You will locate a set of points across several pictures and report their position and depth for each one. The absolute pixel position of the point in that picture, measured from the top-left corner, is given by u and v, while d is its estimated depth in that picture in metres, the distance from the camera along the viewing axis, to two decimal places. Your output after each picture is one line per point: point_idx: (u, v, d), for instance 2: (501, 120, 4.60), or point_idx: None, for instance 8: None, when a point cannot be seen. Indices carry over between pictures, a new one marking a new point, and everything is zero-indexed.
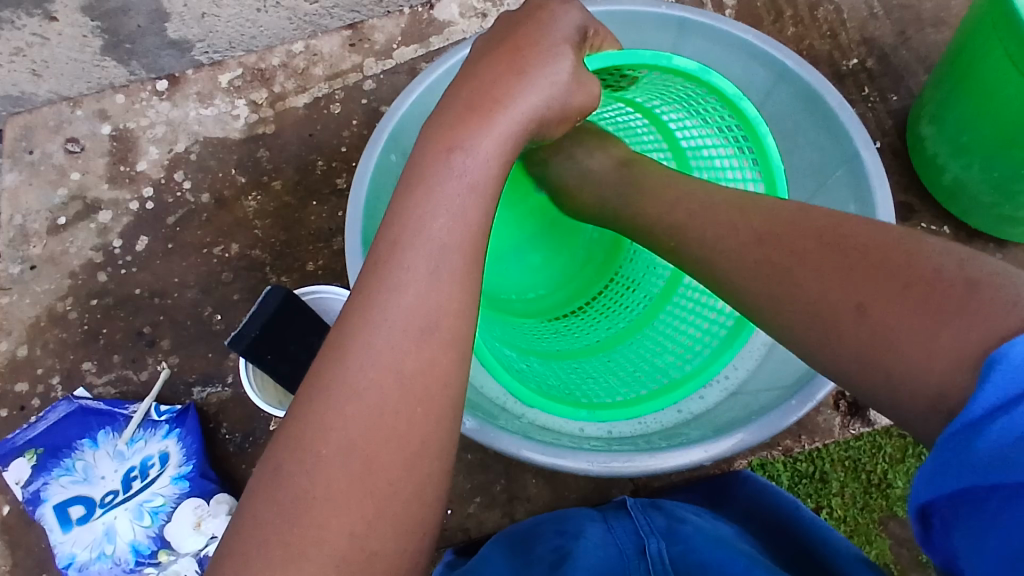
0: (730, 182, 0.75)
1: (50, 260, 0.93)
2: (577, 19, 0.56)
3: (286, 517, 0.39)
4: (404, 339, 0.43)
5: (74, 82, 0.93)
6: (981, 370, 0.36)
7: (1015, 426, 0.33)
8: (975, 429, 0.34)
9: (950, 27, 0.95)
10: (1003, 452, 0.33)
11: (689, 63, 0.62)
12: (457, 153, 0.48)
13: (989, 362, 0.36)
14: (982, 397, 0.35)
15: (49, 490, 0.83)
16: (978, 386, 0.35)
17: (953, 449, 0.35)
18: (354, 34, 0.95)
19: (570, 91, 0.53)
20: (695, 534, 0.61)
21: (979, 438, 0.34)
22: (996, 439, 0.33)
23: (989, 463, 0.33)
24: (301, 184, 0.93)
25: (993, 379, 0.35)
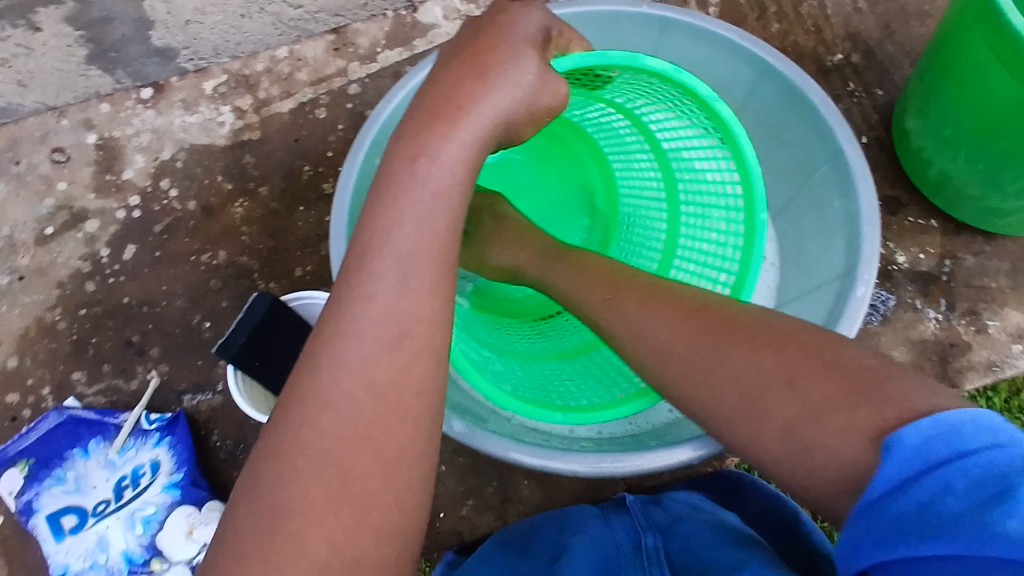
0: (709, 182, 0.75)
1: (38, 270, 0.93)
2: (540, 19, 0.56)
3: (272, 527, 0.40)
4: (389, 351, 0.43)
5: (59, 92, 0.93)
6: (880, 448, 0.42)
7: (911, 503, 0.39)
8: (880, 501, 0.40)
9: (931, 20, 0.95)
10: (906, 524, 0.39)
11: (662, 63, 0.62)
12: (422, 161, 0.48)
13: (887, 444, 0.42)
14: (887, 472, 0.41)
15: (41, 501, 0.83)
16: (880, 463, 0.42)
17: (868, 518, 0.41)
18: (338, 38, 0.96)
19: (536, 91, 0.53)
20: (694, 532, 0.62)
21: (884, 513, 0.40)
22: (895, 513, 0.40)
23: (893, 535, 0.39)
24: (287, 191, 0.93)
25: (890, 459, 0.41)
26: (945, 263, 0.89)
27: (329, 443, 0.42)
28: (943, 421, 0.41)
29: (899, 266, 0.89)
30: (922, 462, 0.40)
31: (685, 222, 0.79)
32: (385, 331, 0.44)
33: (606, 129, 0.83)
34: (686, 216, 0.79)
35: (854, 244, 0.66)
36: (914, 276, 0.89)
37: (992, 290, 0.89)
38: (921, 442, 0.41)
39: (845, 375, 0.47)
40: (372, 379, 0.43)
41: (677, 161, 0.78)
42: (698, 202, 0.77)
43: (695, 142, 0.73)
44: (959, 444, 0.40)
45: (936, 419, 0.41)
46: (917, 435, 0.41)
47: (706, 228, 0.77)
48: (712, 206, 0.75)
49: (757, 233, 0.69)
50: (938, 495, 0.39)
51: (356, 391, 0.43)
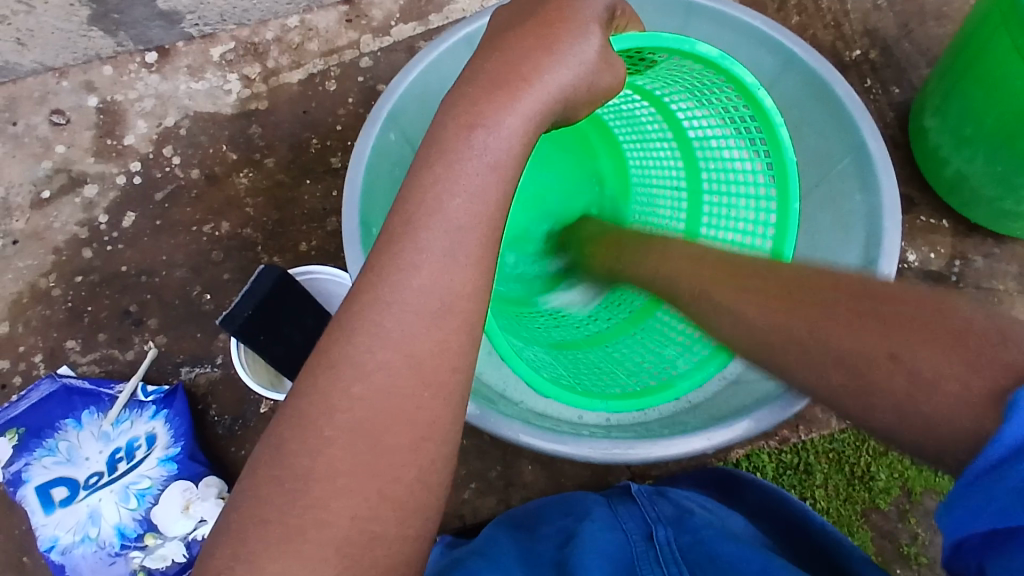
0: (741, 181, 0.73)
1: (33, 235, 0.90)
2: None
3: (292, 502, 0.39)
4: (403, 327, 0.42)
5: (59, 53, 0.90)
6: (1005, 407, 0.35)
7: None
8: (996, 471, 0.33)
9: (954, 19, 0.94)
10: None
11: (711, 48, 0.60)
12: (479, 130, 0.47)
13: (1015, 399, 0.35)
14: (1011, 429, 0.34)
15: (31, 471, 0.81)
16: (1007, 422, 0.34)
17: (982, 488, 0.33)
18: (351, 9, 0.93)
19: (597, 71, 0.51)
20: (706, 522, 0.60)
21: (1002, 479, 0.33)
22: (1019, 481, 0.32)
23: (1012, 502, 0.32)
24: (295, 163, 0.90)
25: (1019, 413, 0.34)
26: (954, 264, 0.89)
27: (347, 415, 0.40)
28: None
29: (910, 265, 0.89)
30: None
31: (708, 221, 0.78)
32: (409, 304, 0.43)
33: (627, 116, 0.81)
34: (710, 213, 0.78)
35: (874, 239, 0.65)
36: (924, 276, 0.89)
37: (1001, 293, 0.88)
38: None
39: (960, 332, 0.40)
40: (401, 350, 0.41)
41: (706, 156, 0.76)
42: (725, 201, 0.76)
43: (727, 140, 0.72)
44: None
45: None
46: None
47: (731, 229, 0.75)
48: (740, 206, 0.74)
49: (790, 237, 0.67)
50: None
51: (384, 360, 0.41)
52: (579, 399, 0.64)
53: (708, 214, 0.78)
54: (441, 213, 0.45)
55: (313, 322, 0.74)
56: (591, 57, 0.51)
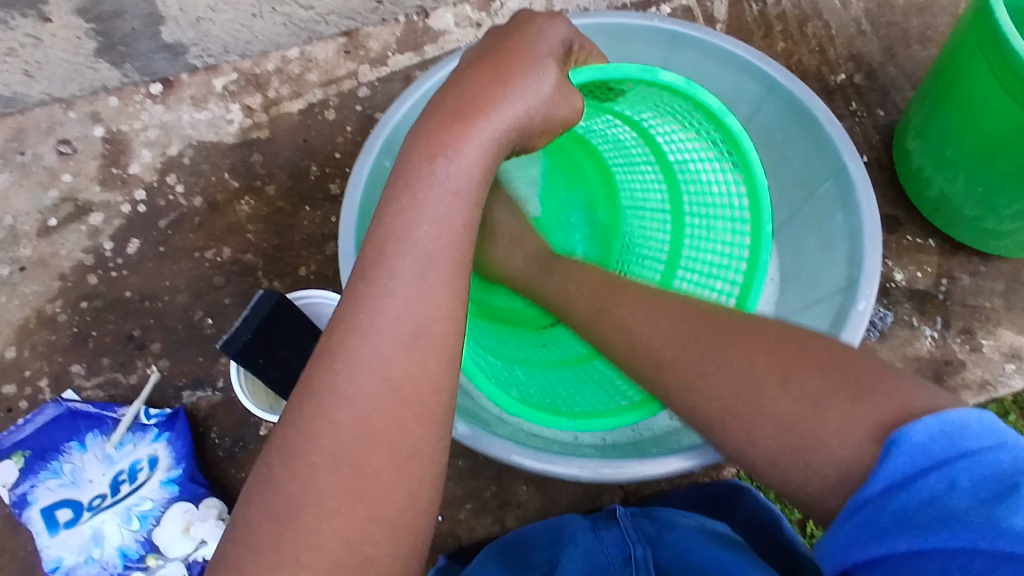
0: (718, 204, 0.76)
1: (39, 261, 0.92)
2: (563, 32, 0.58)
3: (283, 522, 0.41)
4: (388, 353, 0.44)
5: (65, 84, 0.93)
6: (885, 447, 0.42)
7: (913, 501, 0.39)
8: (881, 498, 0.40)
9: (936, 43, 0.97)
10: (910, 521, 0.38)
11: (674, 77, 0.62)
12: (439, 161, 0.49)
13: (890, 442, 0.42)
14: (889, 467, 0.41)
15: (36, 493, 0.83)
16: (884, 460, 0.41)
17: (866, 515, 0.40)
18: (349, 41, 0.96)
19: (553, 104, 0.54)
20: (683, 542, 0.61)
21: (885, 509, 0.40)
22: (895, 510, 0.39)
23: (888, 530, 0.39)
24: (294, 190, 0.93)
25: (896, 455, 0.41)
26: (942, 282, 0.90)
27: (334, 439, 0.42)
28: (953, 419, 0.40)
29: (897, 283, 0.90)
30: (932, 456, 0.40)
31: (690, 241, 0.81)
32: (399, 330, 0.45)
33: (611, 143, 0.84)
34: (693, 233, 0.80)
35: (856, 259, 0.66)
36: (912, 294, 0.90)
37: (988, 310, 0.90)
38: (928, 439, 0.40)
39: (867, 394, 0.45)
40: (394, 376, 0.44)
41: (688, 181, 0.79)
42: (706, 220, 0.79)
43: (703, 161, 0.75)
44: (962, 444, 0.39)
45: (950, 417, 0.41)
46: (923, 431, 0.41)
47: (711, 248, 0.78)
48: (719, 225, 0.77)
49: (762, 253, 0.70)
50: (937, 495, 0.39)
51: (377, 386, 0.43)
52: (545, 417, 0.68)
53: (691, 240, 0.81)
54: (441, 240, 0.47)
55: (310, 345, 0.75)
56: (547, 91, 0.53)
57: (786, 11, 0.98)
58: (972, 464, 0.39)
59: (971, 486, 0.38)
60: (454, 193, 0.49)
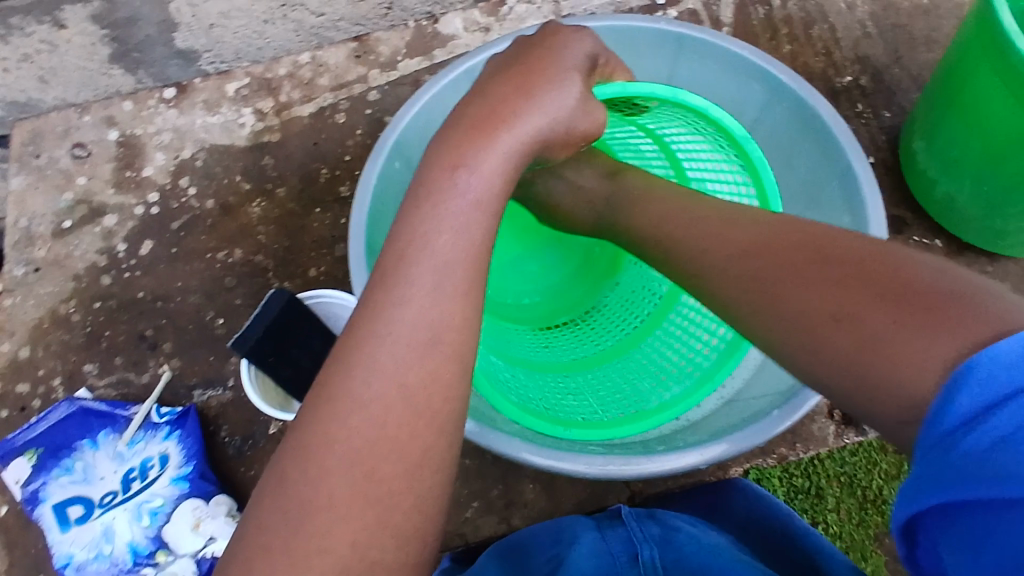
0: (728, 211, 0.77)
1: (54, 263, 0.94)
2: (589, 47, 0.60)
3: (294, 511, 0.41)
4: (398, 344, 0.45)
5: (81, 89, 0.95)
6: (952, 378, 0.38)
7: (984, 440, 0.35)
8: (945, 441, 0.36)
9: (943, 47, 0.97)
10: (977, 464, 0.35)
11: (688, 94, 0.68)
12: (460, 170, 0.50)
13: (963, 370, 0.37)
14: (961, 399, 0.37)
15: (48, 490, 0.83)
16: (954, 391, 0.37)
17: (932, 460, 0.36)
18: (360, 46, 0.97)
19: (575, 116, 0.56)
20: (690, 544, 0.62)
21: (953, 451, 0.36)
22: (970, 449, 0.35)
23: (965, 476, 0.35)
24: (304, 193, 0.94)
25: (967, 386, 0.37)
26: None
27: (343, 431, 0.43)
28: None
29: None
30: (1007, 384, 0.35)
31: None
32: (407, 322, 0.46)
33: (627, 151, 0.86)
34: None
35: None
36: None
37: None
38: (1008, 364, 0.36)
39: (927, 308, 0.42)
40: (403, 368, 0.44)
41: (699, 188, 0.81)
42: None
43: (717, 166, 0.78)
44: None
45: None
46: (998, 355, 0.36)
47: None
48: None
49: None
50: (1016, 430, 0.34)
51: (386, 378, 0.44)
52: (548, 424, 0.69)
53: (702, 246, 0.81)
54: (449, 235, 0.48)
55: (320, 344, 0.75)
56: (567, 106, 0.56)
57: (792, 15, 0.98)
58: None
59: None
60: (462, 192, 0.50)
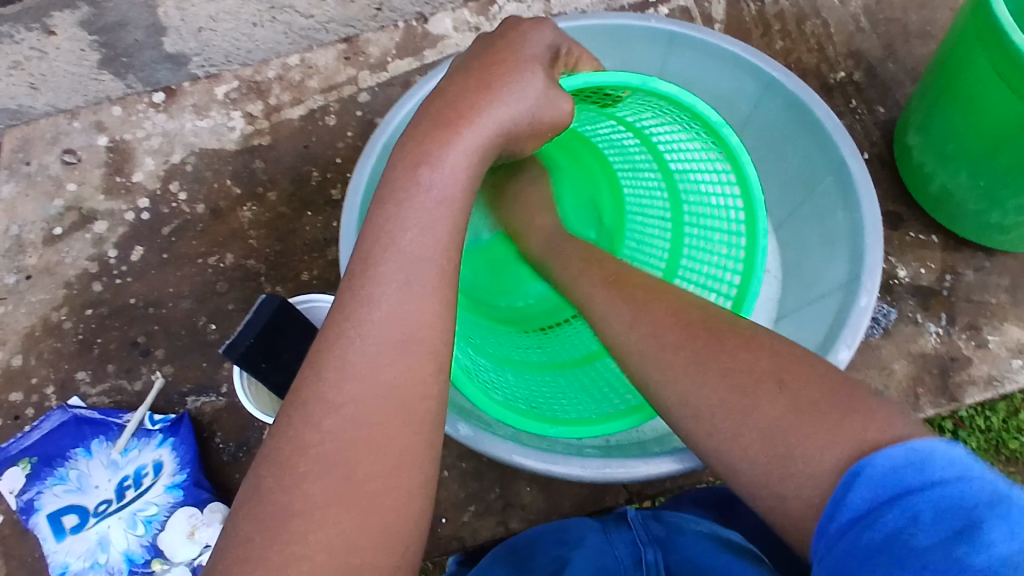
0: (715, 207, 0.76)
1: (45, 270, 0.93)
2: (549, 37, 0.59)
3: (279, 522, 0.41)
4: (391, 351, 0.45)
5: (69, 95, 0.94)
6: (845, 479, 0.43)
7: (878, 535, 0.40)
8: (843, 536, 0.41)
9: (935, 40, 0.96)
10: (870, 557, 0.40)
11: (672, 87, 0.63)
12: (423, 168, 0.50)
13: (854, 472, 0.43)
14: (855, 497, 0.42)
15: (42, 499, 0.83)
16: (848, 491, 0.42)
17: (832, 552, 0.41)
18: (349, 47, 0.97)
19: (541, 106, 0.55)
20: (695, 548, 0.61)
21: (851, 544, 0.41)
22: (862, 546, 0.40)
23: (856, 567, 0.40)
24: (296, 196, 0.93)
25: (858, 487, 0.42)
26: (945, 278, 0.90)
27: (335, 439, 0.43)
28: (916, 449, 0.42)
29: (900, 280, 0.90)
30: (894, 486, 0.41)
31: (689, 244, 0.81)
32: (399, 329, 0.45)
33: (616, 145, 0.84)
34: (692, 239, 0.80)
35: (858, 255, 0.66)
36: (915, 290, 0.90)
37: (993, 306, 0.89)
38: (891, 469, 0.41)
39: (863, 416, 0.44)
40: (394, 374, 0.44)
41: (687, 184, 0.80)
42: (703, 226, 0.79)
43: (699, 161, 0.75)
44: (924, 474, 0.41)
45: (906, 448, 0.42)
46: (885, 461, 0.42)
47: (708, 255, 0.78)
48: (715, 231, 0.76)
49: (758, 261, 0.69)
50: (899, 531, 0.40)
51: (377, 385, 0.44)
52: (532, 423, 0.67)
53: (689, 246, 0.81)
54: (436, 240, 0.48)
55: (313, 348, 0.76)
56: (534, 94, 0.54)
57: (783, 10, 0.98)
58: (935, 496, 0.40)
59: (927, 521, 0.39)
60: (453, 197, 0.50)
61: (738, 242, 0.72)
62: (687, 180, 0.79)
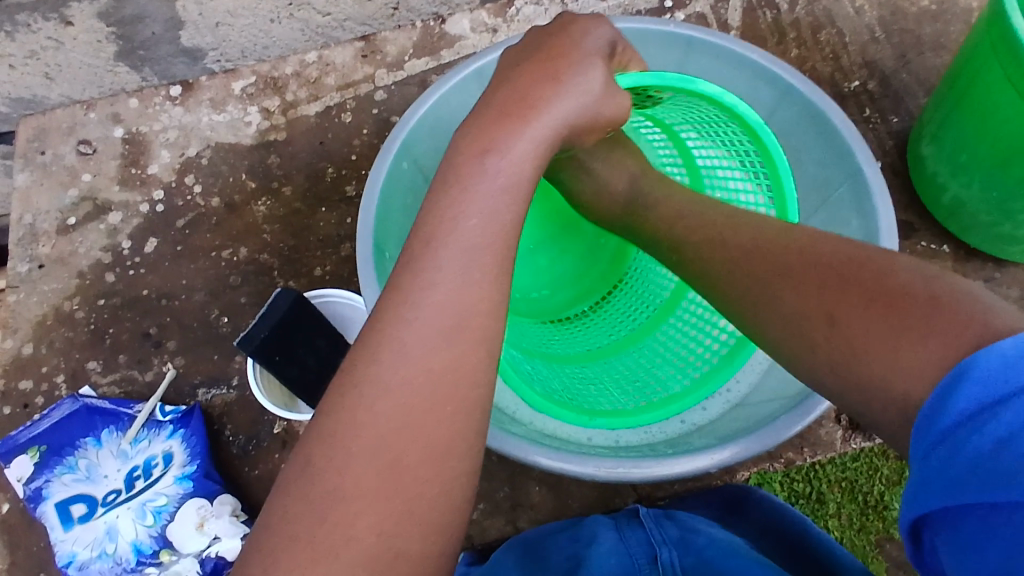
0: (737, 197, 0.77)
1: (59, 259, 0.93)
2: (608, 34, 0.59)
3: (303, 514, 0.41)
4: (414, 340, 0.45)
5: (86, 86, 0.94)
6: (947, 379, 0.39)
7: (985, 441, 0.37)
8: (949, 440, 0.38)
9: (950, 52, 0.97)
10: (978, 465, 0.36)
11: (711, 87, 0.64)
12: (459, 159, 0.50)
13: (958, 372, 0.39)
14: (957, 403, 0.38)
15: (51, 488, 0.83)
16: (952, 389, 0.39)
17: (934, 459, 0.38)
18: (366, 46, 0.97)
19: (602, 100, 0.56)
20: (710, 547, 0.61)
21: (955, 451, 0.37)
22: (969, 455, 0.37)
23: (962, 475, 0.37)
24: (310, 192, 0.94)
25: (963, 388, 0.38)
26: None
27: (357, 428, 0.43)
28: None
29: None
30: (1000, 390, 0.37)
31: None
32: (422, 318, 0.45)
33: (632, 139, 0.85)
34: None
35: None
36: None
37: None
38: (998, 370, 0.37)
39: (901, 306, 0.44)
40: (411, 355, 0.44)
41: (709, 176, 0.80)
42: (725, 216, 0.79)
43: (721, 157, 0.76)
44: None
45: (1006, 347, 0.38)
46: (992, 359, 0.38)
47: None
48: (737, 220, 0.77)
49: None
50: (1013, 431, 0.36)
51: (396, 375, 0.44)
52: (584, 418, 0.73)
53: None
54: (456, 234, 0.48)
55: (324, 343, 0.76)
56: (597, 87, 0.55)
57: (799, 19, 0.98)
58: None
59: None
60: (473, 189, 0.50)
61: None
62: (709, 170, 0.80)
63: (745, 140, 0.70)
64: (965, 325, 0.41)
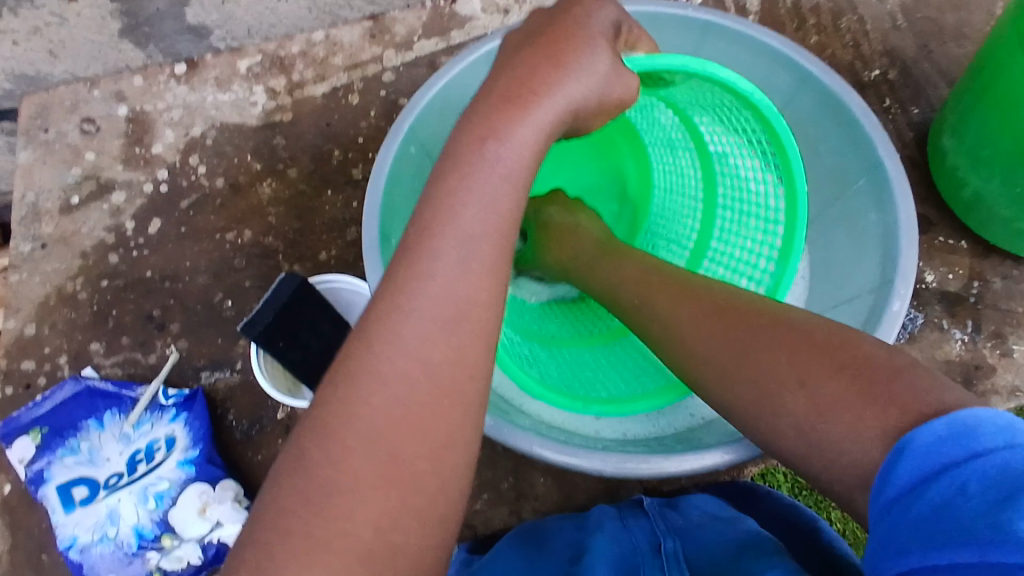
0: (752, 187, 0.75)
1: (61, 239, 0.92)
2: (613, 14, 0.57)
3: (307, 511, 0.40)
4: (420, 330, 0.43)
5: (89, 63, 0.93)
6: (893, 453, 0.42)
7: (927, 507, 0.39)
8: (898, 504, 0.41)
9: (973, 40, 0.94)
10: (923, 532, 0.39)
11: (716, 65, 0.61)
12: (467, 143, 0.48)
13: (900, 446, 0.42)
14: (900, 474, 0.41)
15: (53, 470, 0.83)
16: (895, 462, 0.42)
17: (887, 527, 0.41)
18: (374, 25, 0.95)
19: (608, 83, 0.53)
20: (715, 537, 0.60)
21: (902, 518, 0.40)
22: (913, 519, 0.40)
23: (909, 543, 0.39)
24: (316, 174, 0.92)
25: (904, 461, 0.41)
26: (972, 286, 0.88)
27: (361, 424, 0.41)
28: (963, 419, 0.40)
29: (927, 285, 0.88)
30: (937, 460, 0.40)
31: (721, 224, 0.80)
32: (427, 309, 0.44)
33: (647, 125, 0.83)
34: (724, 219, 0.80)
35: (890, 259, 0.65)
36: (942, 296, 0.88)
37: (1020, 315, 0.87)
38: (936, 441, 0.40)
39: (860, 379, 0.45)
40: (413, 347, 0.43)
41: (720, 164, 0.79)
42: (737, 207, 0.78)
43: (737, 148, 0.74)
44: (970, 443, 0.40)
45: (958, 416, 0.41)
46: (930, 434, 0.41)
47: (741, 236, 0.77)
48: (751, 211, 0.76)
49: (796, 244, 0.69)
50: (951, 497, 0.39)
51: (400, 367, 0.43)
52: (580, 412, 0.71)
53: (721, 227, 0.80)
54: (464, 225, 0.46)
55: (329, 328, 0.74)
56: (603, 70, 0.53)
57: (820, 4, 0.95)
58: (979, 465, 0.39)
59: (979, 490, 0.38)
60: (480, 175, 0.48)
61: (775, 226, 0.72)
62: (720, 157, 0.78)
63: (756, 127, 0.67)
64: (917, 397, 0.43)
